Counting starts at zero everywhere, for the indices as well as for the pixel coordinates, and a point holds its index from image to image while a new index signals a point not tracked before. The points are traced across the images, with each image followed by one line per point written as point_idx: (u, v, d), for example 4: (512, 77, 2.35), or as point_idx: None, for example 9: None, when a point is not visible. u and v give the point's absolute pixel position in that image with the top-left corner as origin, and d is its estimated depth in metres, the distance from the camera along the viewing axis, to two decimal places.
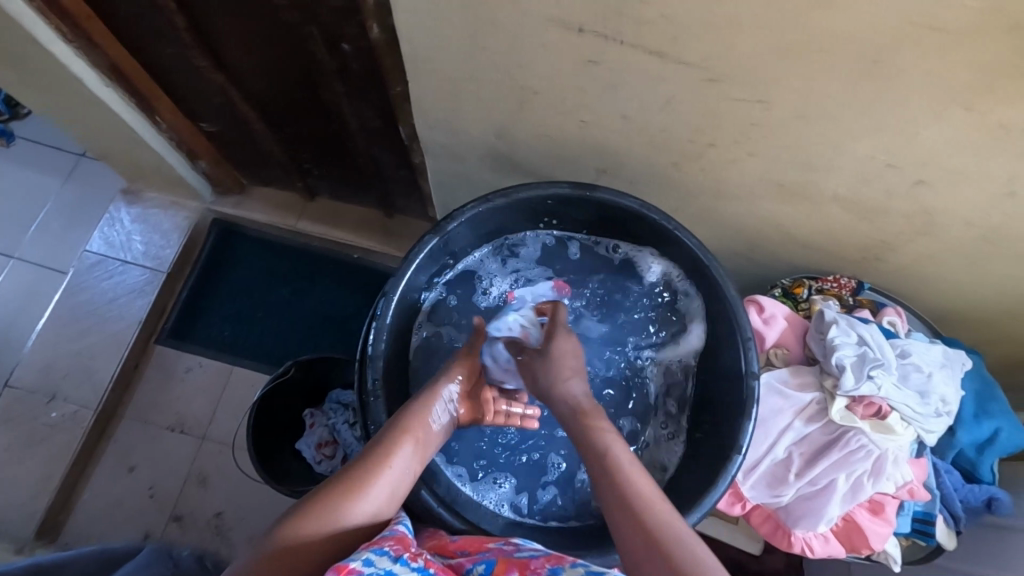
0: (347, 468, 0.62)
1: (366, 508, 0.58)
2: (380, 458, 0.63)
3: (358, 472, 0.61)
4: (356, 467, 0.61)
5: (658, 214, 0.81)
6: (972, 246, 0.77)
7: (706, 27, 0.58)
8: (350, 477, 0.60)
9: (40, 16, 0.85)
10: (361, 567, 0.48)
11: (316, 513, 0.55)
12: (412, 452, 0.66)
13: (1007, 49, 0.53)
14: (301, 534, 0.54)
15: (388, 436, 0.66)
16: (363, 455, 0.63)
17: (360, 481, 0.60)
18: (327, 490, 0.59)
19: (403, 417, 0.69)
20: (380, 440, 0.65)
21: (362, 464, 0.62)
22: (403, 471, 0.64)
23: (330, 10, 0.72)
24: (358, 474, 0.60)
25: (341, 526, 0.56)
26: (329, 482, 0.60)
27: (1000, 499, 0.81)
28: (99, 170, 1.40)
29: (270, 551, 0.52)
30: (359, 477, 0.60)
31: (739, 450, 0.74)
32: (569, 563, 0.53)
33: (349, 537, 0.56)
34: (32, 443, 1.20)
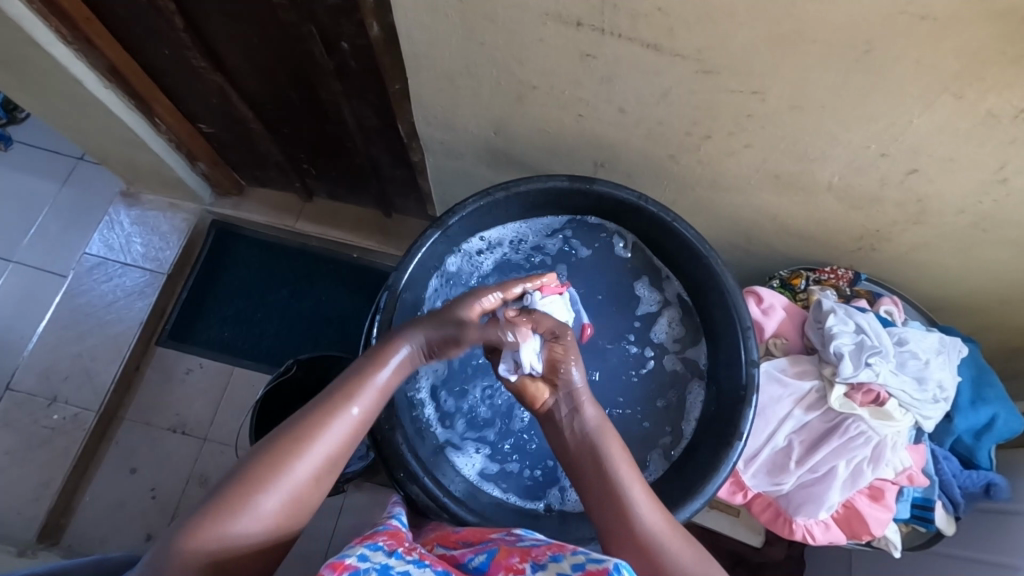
0: (295, 421, 0.60)
1: (315, 466, 0.58)
2: (335, 411, 0.61)
3: (302, 429, 0.59)
4: (306, 418, 0.60)
5: (655, 206, 0.83)
6: (964, 233, 0.78)
7: (701, 20, 0.59)
8: (299, 433, 0.59)
9: (39, 19, 0.86)
10: (357, 562, 0.49)
11: (256, 478, 0.55)
12: (371, 406, 0.64)
13: (995, 37, 0.54)
14: (242, 505, 0.54)
15: (340, 387, 0.63)
16: (318, 404, 0.62)
17: (309, 438, 0.59)
18: (273, 444, 0.58)
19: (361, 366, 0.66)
20: (328, 397, 0.62)
21: (314, 415, 0.60)
22: (361, 426, 0.63)
23: (328, 8, 0.73)
24: (304, 434, 0.59)
25: (284, 488, 0.56)
26: (275, 436, 0.59)
27: (999, 484, 0.81)
28: (98, 174, 1.40)
29: (204, 521, 0.53)
30: (308, 437, 0.59)
31: (740, 437, 0.76)
32: (570, 550, 0.53)
33: (295, 497, 0.57)
34: (33, 447, 1.20)
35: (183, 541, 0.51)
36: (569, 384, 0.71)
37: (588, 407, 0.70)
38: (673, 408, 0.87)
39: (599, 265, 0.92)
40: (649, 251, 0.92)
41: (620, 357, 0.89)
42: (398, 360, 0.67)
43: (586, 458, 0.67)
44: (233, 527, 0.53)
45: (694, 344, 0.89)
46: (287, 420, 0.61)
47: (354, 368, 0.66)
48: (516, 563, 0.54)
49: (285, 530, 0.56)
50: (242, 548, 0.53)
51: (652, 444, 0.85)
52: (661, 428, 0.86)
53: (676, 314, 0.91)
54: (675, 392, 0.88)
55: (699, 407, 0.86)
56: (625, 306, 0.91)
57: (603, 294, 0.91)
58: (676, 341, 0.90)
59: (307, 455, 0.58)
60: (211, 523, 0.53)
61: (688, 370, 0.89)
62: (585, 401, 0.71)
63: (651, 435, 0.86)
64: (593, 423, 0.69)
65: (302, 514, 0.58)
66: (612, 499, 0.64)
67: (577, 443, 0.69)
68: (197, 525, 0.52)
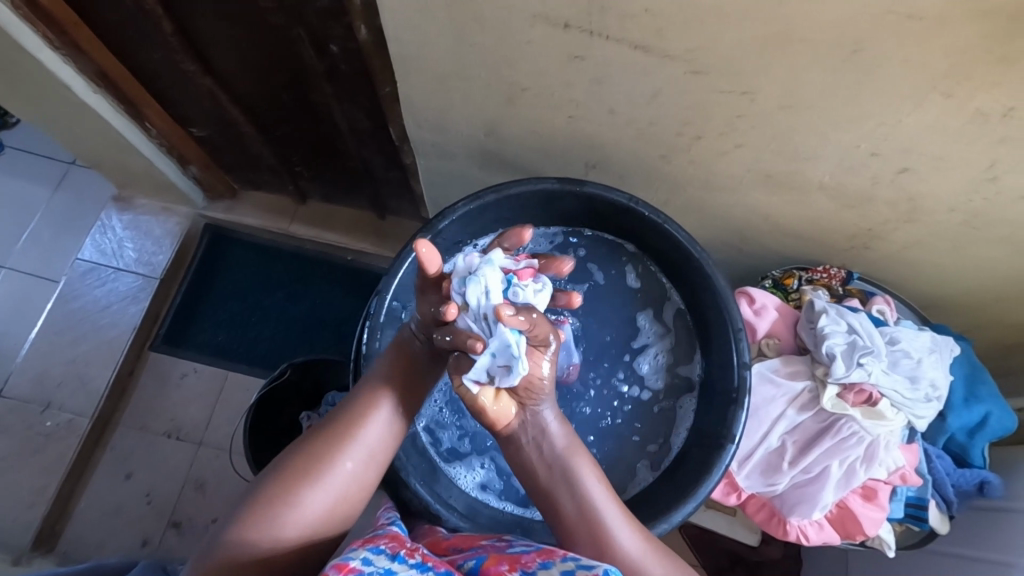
0: (336, 420, 0.64)
1: (355, 464, 0.61)
2: (372, 407, 0.65)
3: (341, 426, 0.63)
4: (346, 416, 0.64)
5: (647, 208, 0.83)
6: (956, 231, 0.78)
7: (689, 20, 0.59)
8: (336, 433, 0.62)
9: (26, 24, 0.85)
10: (361, 566, 0.48)
11: (303, 475, 0.58)
12: (402, 405, 0.67)
13: (983, 36, 0.54)
14: (288, 502, 0.57)
15: (376, 384, 0.67)
16: (352, 406, 0.65)
17: (347, 438, 0.62)
18: (312, 444, 0.61)
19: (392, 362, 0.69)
20: (363, 395, 0.66)
21: (350, 416, 0.64)
22: (400, 419, 0.66)
23: (317, 11, 0.72)
24: (344, 430, 0.62)
25: (330, 482, 0.59)
26: (318, 433, 0.62)
27: (992, 482, 0.81)
28: (90, 178, 1.39)
29: (254, 521, 0.55)
30: (345, 436, 0.62)
31: (732, 439, 0.76)
32: (560, 556, 0.53)
33: (343, 492, 0.60)
34: (28, 453, 1.20)
35: (237, 540, 0.54)
36: (536, 409, 0.64)
37: (556, 431, 0.65)
38: (662, 419, 0.87)
39: (598, 273, 0.92)
40: (652, 264, 0.92)
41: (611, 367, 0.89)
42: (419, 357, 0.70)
43: (557, 485, 0.64)
44: (283, 522, 0.56)
45: (690, 358, 0.89)
46: (322, 422, 0.64)
47: (384, 367, 0.69)
48: (505, 571, 0.53)
49: (329, 528, 0.59)
50: (292, 546, 0.56)
51: (643, 448, 0.85)
52: (648, 436, 0.86)
53: (672, 326, 0.90)
54: (666, 403, 0.88)
55: (689, 410, 0.86)
56: (621, 317, 0.91)
57: (599, 302, 0.92)
58: (671, 354, 0.90)
59: (346, 450, 0.61)
60: (262, 522, 0.55)
61: (682, 383, 0.88)
62: (550, 423, 0.65)
63: (642, 440, 0.86)
64: (562, 448, 0.65)
65: (345, 512, 0.60)
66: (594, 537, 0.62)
67: (550, 474, 0.64)
68: (247, 524, 0.55)
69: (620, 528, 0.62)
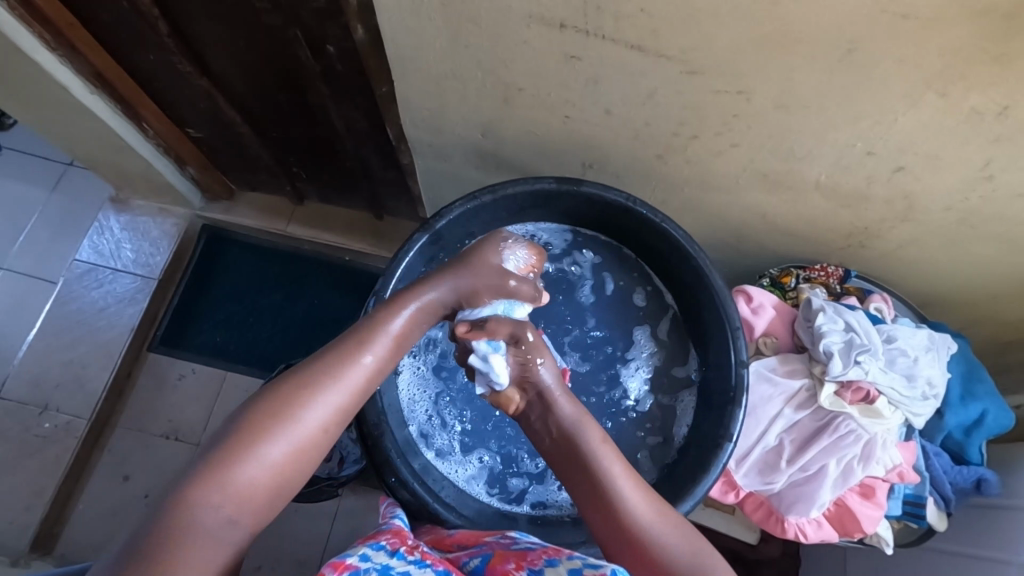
0: (309, 365, 0.61)
1: (323, 416, 0.59)
2: (350, 358, 0.63)
3: (315, 374, 0.61)
4: (321, 364, 0.62)
5: (643, 207, 0.83)
6: (952, 230, 0.78)
7: (685, 20, 0.59)
8: (304, 383, 0.60)
9: (23, 26, 0.85)
10: (357, 563, 0.51)
11: (266, 423, 0.57)
12: (382, 356, 0.65)
13: (977, 36, 0.54)
14: (246, 454, 0.55)
15: (358, 335, 0.65)
16: (324, 355, 0.63)
17: (316, 389, 0.60)
18: (278, 392, 0.59)
19: (378, 316, 0.67)
20: (341, 344, 0.64)
21: (321, 365, 0.61)
22: (375, 373, 0.64)
23: (313, 12, 0.72)
24: (317, 379, 0.60)
25: (295, 434, 0.58)
26: (288, 377, 0.60)
27: (988, 480, 0.81)
28: (88, 180, 1.39)
29: (211, 472, 0.54)
30: (313, 387, 0.60)
31: (730, 438, 0.76)
32: (566, 555, 0.54)
33: (308, 446, 0.58)
34: (25, 455, 1.20)
35: (192, 493, 0.52)
36: (541, 388, 0.70)
37: (563, 404, 0.70)
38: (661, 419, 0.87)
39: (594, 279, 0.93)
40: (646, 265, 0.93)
41: (609, 366, 0.89)
42: (411, 310, 0.68)
43: (568, 454, 0.67)
44: (241, 476, 0.54)
45: (685, 359, 0.89)
46: (290, 369, 0.62)
47: (365, 318, 0.67)
48: (512, 569, 0.55)
49: (289, 480, 0.58)
50: (250, 498, 0.55)
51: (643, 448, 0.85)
52: (649, 437, 0.86)
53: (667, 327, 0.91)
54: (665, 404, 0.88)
55: (689, 409, 0.87)
56: (618, 316, 0.91)
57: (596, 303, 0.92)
58: (667, 354, 0.90)
59: (314, 400, 0.59)
60: (220, 474, 0.54)
61: (679, 383, 0.88)
62: (557, 396, 0.70)
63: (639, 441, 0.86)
64: (569, 417, 0.69)
65: (307, 463, 0.59)
66: (601, 493, 0.63)
67: (557, 444, 0.68)
68: (207, 469, 0.54)
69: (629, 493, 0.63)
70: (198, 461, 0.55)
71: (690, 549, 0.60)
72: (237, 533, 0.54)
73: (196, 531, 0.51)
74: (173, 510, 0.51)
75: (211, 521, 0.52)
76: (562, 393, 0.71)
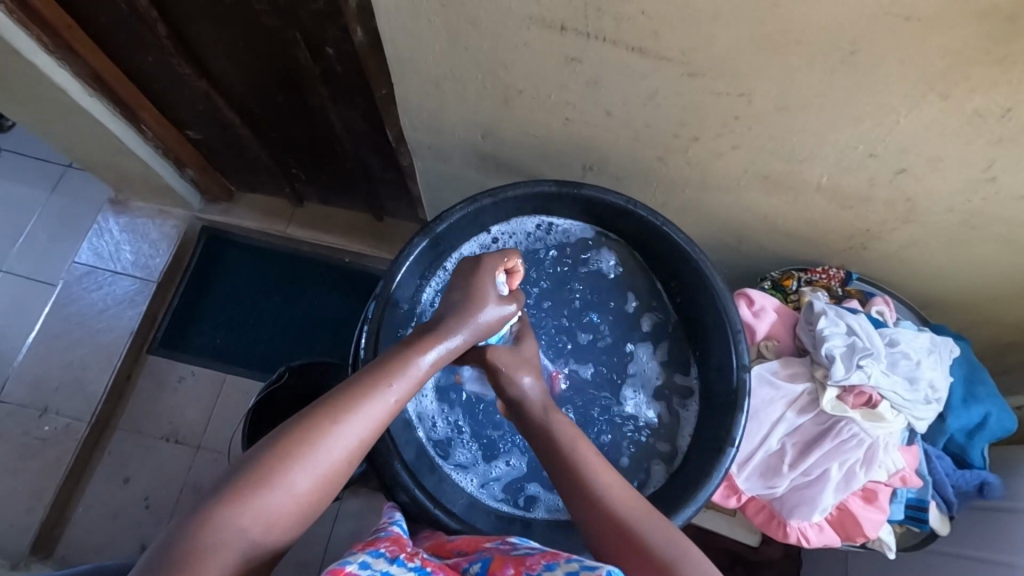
0: (334, 393, 0.58)
1: (350, 447, 0.56)
2: (377, 389, 0.59)
3: (340, 403, 0.57)
4: (348, 392, 0.58)
5: (644, 210, 0.82)
6: (954, 231, 0.78)
7: (686, 21, 0.59)
8: (334, 411, 0.56)
9: (21, 28, 0.84)
10: (357, 570, 0.50)
11: (290, 451, 0.53)
12: (410, 391, 0.62)
13: (980, 37, 0.53)
14: (272, 483, 0.52)
15: (385, 365, 0.62)
16: (354, 384, 0.59)
17: (342, 418, 0.57)
18: (306, 420, 0.55)
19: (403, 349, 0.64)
20: (366, 374, 0.61)
21: (350, 395, 0.58)
22: (400, 407, 0.61)
23: (312, 13, 0.72)
24: (343, 407, 0.57)
25: (320, 464, 0.54)
26: (314, 405, 0.57)
27: (991, 483, 0.81)
28: (87, 181, 1.39)
29: (236, 498, 0.51)
30: (343, 417, 0.56)
31: (733, 443, 0.76)
32: (564, 559, 0.54)
33: (330, 477, 0.55)
34: (24, 457, 1.20)
35: (214, 520, 0.49)
36: (513, 400, 0.72)
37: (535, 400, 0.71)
38: (665, 424, 0.87)
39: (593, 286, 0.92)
40: (647, 266, 0.92)
41: (611, 371, 0.89)
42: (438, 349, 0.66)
43: (547, 454, 0.67)
44: (266, 505, 0.51)
45: (688, 361, 0.89)
46: (321, 397, 0.58)
47: (395, 351, 0.64)
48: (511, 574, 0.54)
49: (312, 511, 0.55)
50: (272, 529, 0.52)
51: (646, 453, 0.85)
52: (650, 440, 0.86)
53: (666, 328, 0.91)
54: (667, 408, 0.88)
55: (692, 414, 0.86)
56: (619, 321, 0.91)
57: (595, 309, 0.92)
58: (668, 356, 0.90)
59: (340, 430, 0.56)
60: (242, 501, 0.51)
61: (680, 385, 0.88)
62: (531, 397, 0.71)
63: (640, 446, 0.86)
64: (541, 417, 0.70)
65: (330, 495, 0.56)
66: (576, 484, 0.63)
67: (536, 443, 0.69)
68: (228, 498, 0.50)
69: (612, 487, 0.63)
70: (219, 488, 0.51)
71: (665, 539, 0.57)
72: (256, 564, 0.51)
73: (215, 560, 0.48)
74: (194, 537, 0.48)
75: (232, 552, 0.49)
76: (538, 402, 0.72)
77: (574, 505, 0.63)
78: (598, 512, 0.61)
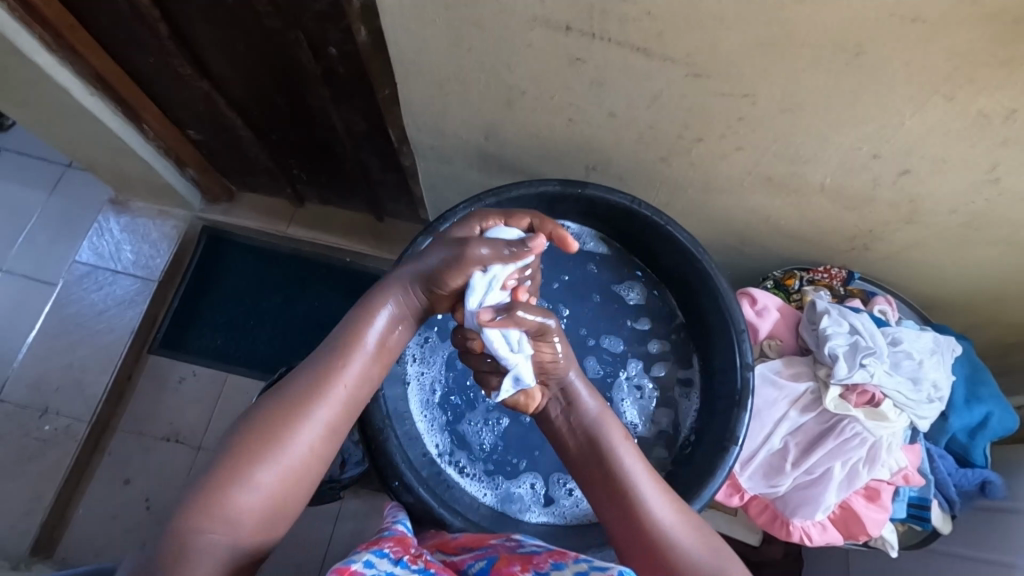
0: (291, 384, 0.59)
1: (314, 436, 0.58)
2: (333, 375, 0.60)
3: (299, 394, 0.58)
4: (304, 382, 0.59)
5: (648, 210, 0.82)
6: (957, 233, 0.78)
7: (691, 23, 0.59)
8: (292, 401, 0.58)
9: (23, 27, 0.84)
10: (363, 569, 0.50)
11: (255, 450, 0.55)
12: (367, 368, 0.63)
13: (986, 39, 0.54)
14: (240, 477, 0.53)
15: (340, 346, 0.62)
16: (311, 369, 0.60)
17: (303, 411, 0.57)
18: (266, 416, 0.57)
19: (353, 327, 0.64)
20: (322, 359, 0.61)
21: (305, 378, 0.59)
22: (360, 384, 0.62)
23: (315, 15, 0.72)
24: (302, 397, 0.58)
25: (287, 458, 0.56)
26: (274, 400, 0.58)
27: (994, 482, 0.81)
28: (87, 181, 1.39)
29: (207, 497, 0.52)
30: (301, 401, 0.58)
31: (735, 441, 0.76)
32: (572, 559, 0.54)
33: (301, 467, 0.57)
34: (24, 459, 1.19)
35: (187, 521, 0.51)
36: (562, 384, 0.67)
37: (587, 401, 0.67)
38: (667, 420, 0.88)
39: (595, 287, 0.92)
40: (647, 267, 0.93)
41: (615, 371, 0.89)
42: (387, 316, 0.65)
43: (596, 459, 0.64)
44: (239, 499, 0.53)
45: (688, 358, 0.90)
46: (278, 388, 0.59)
47: (345, 321, 0.65)
48: (517, 570, 0.54)
49: (291, 500, 0.57)
50: (251, 520, 0.54)
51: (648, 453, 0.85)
52: (654, 444, 0.86)
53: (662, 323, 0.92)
54: (668, 403, 0.88)
55: (694, 414, 0.87)
56: (621, 322, 0.91)
57: (600, 308, 0.91)
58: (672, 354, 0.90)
59: (301, 423, 0.57)
60: (213, 506, 0.52)
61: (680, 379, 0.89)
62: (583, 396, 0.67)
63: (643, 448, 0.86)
64: (593, 414, 0.67)
65: (305, 484, 0.58)
66: (620, 493, 0.62)
67: (579, 444, 0.66)
68: (199, 504, 0.52)
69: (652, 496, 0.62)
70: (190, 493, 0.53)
71: (699, 546, 0.59)
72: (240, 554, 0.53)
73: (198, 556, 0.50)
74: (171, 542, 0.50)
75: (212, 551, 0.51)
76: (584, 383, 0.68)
77: (614, 518, 0.62)
78: (634, 512, 0.61)
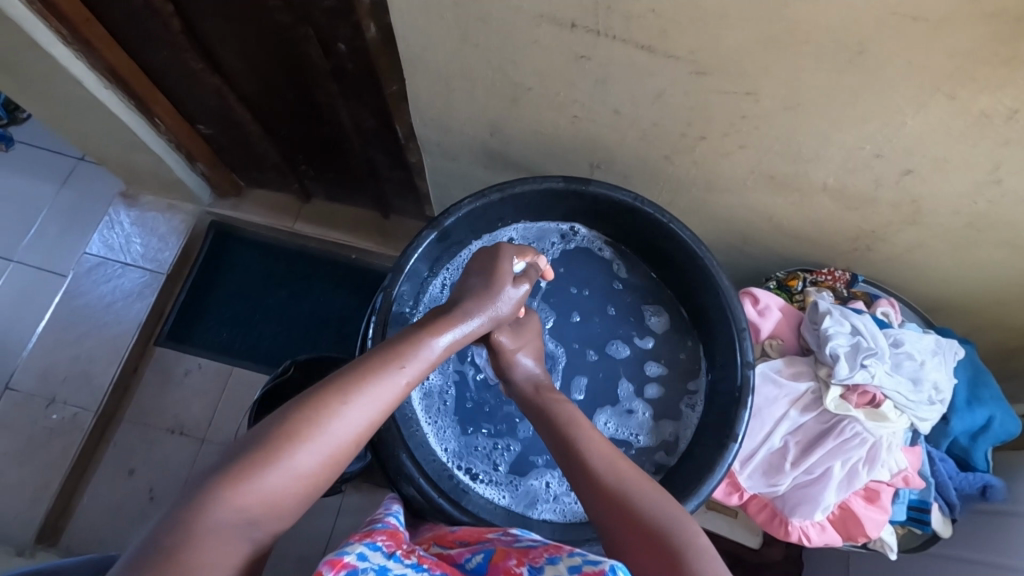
0: (343, 372, 0.59)
1: (358, 426, 0.56)
2: (390, 369, 0.60)
3: (350, 380, 0.58)
4: (355, 370, 0.59)
5: (652, 208, 0.83)
6: (960, 234, 0.78)
7: (695, 20, 0.59)
8: (341, 385, 0.57)
9: (40, 19, 0.86)
10: (355, 561, 0.50)
11: (298, 425, 0.53)
12: (420, 374, 0.63)
13: (987, 38, 0.54)
14: (281, 455, 0.52)
15: (398, 346, 0.63)
16: (364, 361, 0.60)
17: (352, 396, 0.57)
18: (312, 396, 0.56)
19: (412, 333, 0.65)
20: (374, 354, 0.61)
21: (356, 372, 0.58)
22: (409, 388, 0.62)
23: (325, 10, 0.73)
24: (353, 384, 0.57)
25: (326, 441, 0.54)
26: (324, 383, 0.57)
27: (994, 486, 0.81)
28: (99, 174, 1.40)
29: (241, 470, 0.50)
30: (350, 389, 0.57)
31: (735, 438, 0.76)
32: (567, 552, 0.53)
33: (337, 454, 0.55)
34: (30, 448, 1.20)
35: (214, 494, 0.49)
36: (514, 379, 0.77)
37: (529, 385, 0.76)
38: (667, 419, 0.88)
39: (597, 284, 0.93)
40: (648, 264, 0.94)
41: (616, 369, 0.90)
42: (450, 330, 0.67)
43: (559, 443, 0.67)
44: (269, 479, 0.51)
45: (692, 359, 0.90)
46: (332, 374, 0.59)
47: (409, 334, 0.65)
48: (514, 565, 0.55)
49: (317, 486, 0.54)
50: (280, 504, 0.51)
51: (647, 453, 0.86)
52: (654, 445, 0.86)
53: (668, 324, 0.92)
54: (670, 404, 0.88)
55: (697, 415, 0.87)
56: (623, 321, 0.92)
57: (602, 307, 0.92)
58: (676, 356, 0.90)
59: (346, 406, 0.56)
60: (245, 476, 0.50)
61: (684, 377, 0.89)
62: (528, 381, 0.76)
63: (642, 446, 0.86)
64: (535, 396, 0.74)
65: (334, 474, 0.55)
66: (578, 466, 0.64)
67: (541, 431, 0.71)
68: (234, 472, 0.50)
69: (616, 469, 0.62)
70: (224, 463, 0.51)
71: (661, 510, 0.58)
72: (257, 543, 0.50)
73: (217, 532, 0.47)
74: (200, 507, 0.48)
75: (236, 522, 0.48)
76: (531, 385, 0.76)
77: (585, 494, 0.62)
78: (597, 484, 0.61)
